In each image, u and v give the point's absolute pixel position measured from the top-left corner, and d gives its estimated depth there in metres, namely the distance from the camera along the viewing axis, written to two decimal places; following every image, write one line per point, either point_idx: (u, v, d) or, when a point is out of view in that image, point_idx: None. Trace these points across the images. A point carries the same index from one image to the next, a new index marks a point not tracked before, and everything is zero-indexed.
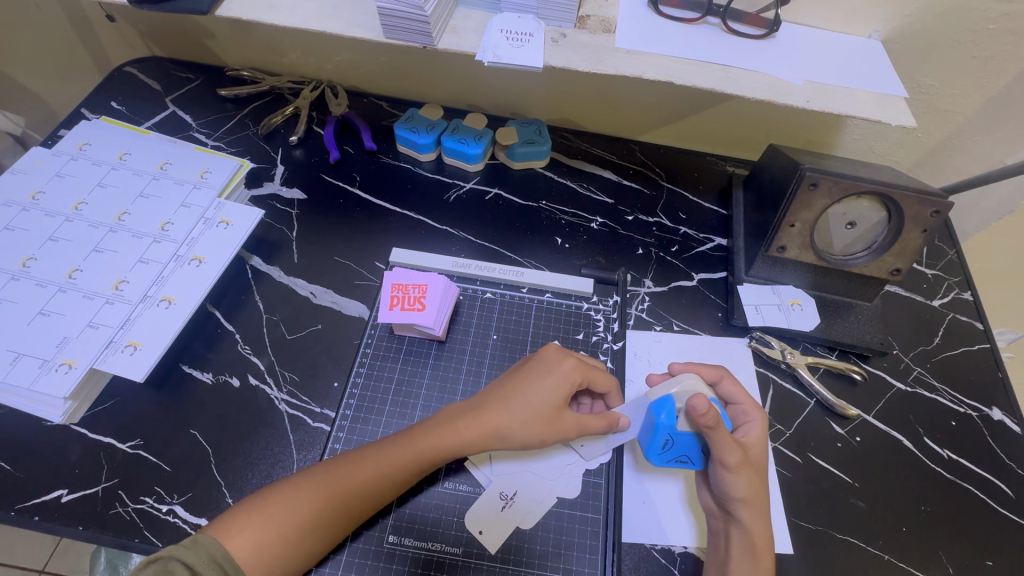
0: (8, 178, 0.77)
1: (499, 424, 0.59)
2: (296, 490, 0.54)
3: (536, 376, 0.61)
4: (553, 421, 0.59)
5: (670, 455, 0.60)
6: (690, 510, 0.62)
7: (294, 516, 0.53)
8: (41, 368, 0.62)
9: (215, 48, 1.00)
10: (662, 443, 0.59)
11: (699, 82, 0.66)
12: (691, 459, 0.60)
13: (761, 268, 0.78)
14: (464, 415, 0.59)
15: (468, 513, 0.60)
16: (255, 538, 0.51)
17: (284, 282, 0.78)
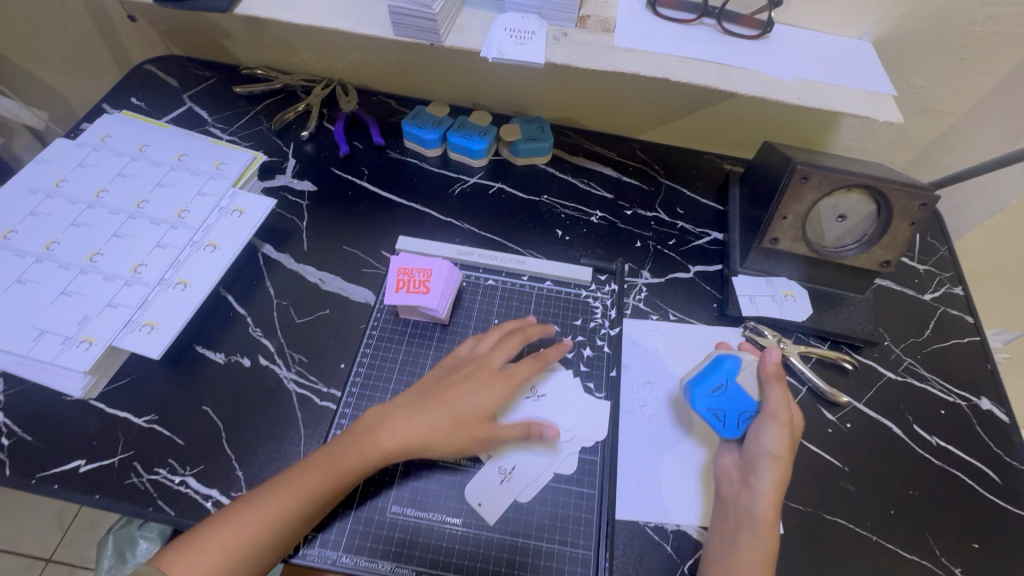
0: (33, 167, 0.80)
1: (427, 433, 0.59)
2: (253, 509, 0.55)
3: (461, 382, 0.62)
4: (475, 425, 0.60)
5: (714, 404, 0.64)
6: (702, 482, 0.65)
7: (235, 538, 0.53)
8: (63, 344, 0.65)
9: (231, 47, 1.04)
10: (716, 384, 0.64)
11: (694, 79, 0.69)
12: (727, 420, 0.63)
13: (756, 260, 0.81)
14: (393, 420, 0.60)
15: (466, 487, 0.62)
16: (211, 557, 0.52)
17: (294, 269, 0.80)
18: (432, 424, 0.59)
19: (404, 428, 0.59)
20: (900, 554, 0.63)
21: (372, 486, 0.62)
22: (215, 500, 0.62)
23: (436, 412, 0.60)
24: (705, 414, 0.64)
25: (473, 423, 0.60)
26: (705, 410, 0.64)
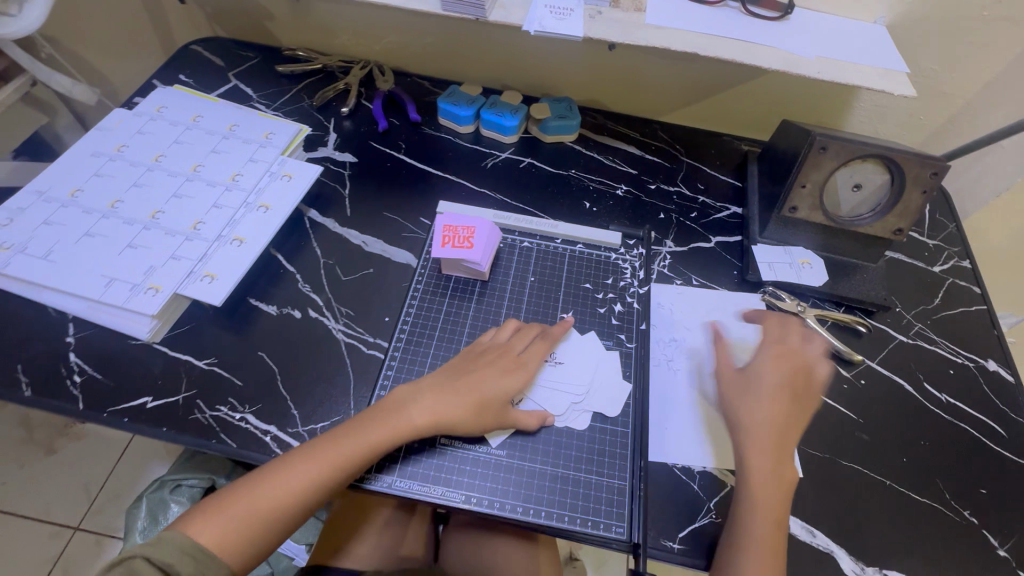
0: (96, 133, 0.86)
1: (443, 414, 0.62)
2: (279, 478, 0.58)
3: (482, 372, 0.66)
4: (491, 411, 0.64)
5: None
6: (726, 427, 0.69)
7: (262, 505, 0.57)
8: (132, 290, 0.70)
9: (274, 30, 1.09)
10: (742, 370, 0.71)
11: (722, 54, 0.73)
12: None
13: (774, 229, 0.85)
14: (405, 406, 0.63)
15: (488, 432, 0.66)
16: (225, 525, 0.55)
17: (338, 231, 0.85)
18: (452, 409, 0.63)
19: (423, 410, 0.63)
20: (912, 497, 0.67)
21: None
22: (272, 435, 0.66)
23: (456, 395, 0.64)
24: None
25: (495, 410, 0.64)
26: None
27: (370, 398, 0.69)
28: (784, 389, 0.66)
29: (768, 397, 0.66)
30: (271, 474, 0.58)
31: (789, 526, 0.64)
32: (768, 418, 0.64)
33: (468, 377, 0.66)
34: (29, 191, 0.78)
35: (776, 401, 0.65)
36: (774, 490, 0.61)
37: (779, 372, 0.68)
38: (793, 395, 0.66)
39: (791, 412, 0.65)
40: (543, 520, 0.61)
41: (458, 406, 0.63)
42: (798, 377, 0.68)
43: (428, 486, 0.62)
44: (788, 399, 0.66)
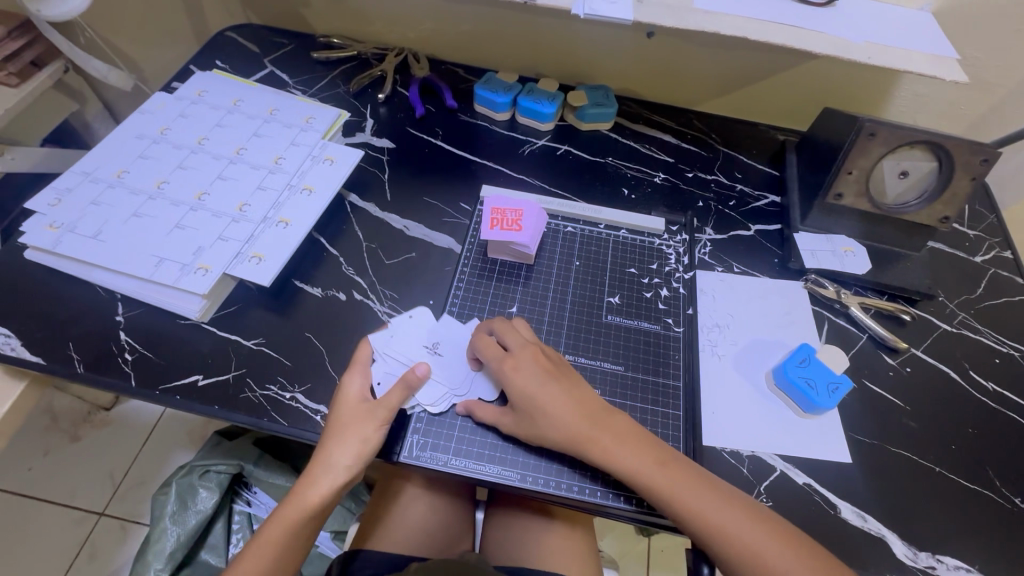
0: (139, 116, 0.86)
1: (333, 456, 0.60)
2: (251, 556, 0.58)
3: (328, 417, 0.62)
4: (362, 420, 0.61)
5: (804, 374, 0.69)
6: (772, 411, 0.70)
7: None
8: (182, 270, 0.71)
9: (308, 17, 1.09)
10: (799, 358, 0.70)
11: (773, 38, 0.73)
12: (817, 390, 0.68)
13: (816, 217, 0.85)
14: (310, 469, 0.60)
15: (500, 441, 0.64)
16: None
17: (379, 215, 0.85)
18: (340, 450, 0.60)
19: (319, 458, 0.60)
20: (963, 483, 0.67)
21: (472, 400, 0.67)
22: (323, 414, 0.67)
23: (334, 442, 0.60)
24: (794, 381, 0.69)
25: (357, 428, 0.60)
26: (796, 380, 0.69)
27: None
28: (519, 370, 0.63)
29: (523, 374, 0.63)
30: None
31: (840, 510, 0.64)
32: (547, 405, 0.61)
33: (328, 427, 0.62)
34: (76, 172, 0.78)
35: (523, 377, 0.63)
36: (641, 460, 0.59)
37: (500, 356, 0.65)
38: (524, 373, 0.63)
39: (548, 384, 0.62)
40: (597, 499, 0.61)
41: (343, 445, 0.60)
42: (515, 351, 0.65)
43: (483, 464, 0.63)
44: (530, 372, 0.63)
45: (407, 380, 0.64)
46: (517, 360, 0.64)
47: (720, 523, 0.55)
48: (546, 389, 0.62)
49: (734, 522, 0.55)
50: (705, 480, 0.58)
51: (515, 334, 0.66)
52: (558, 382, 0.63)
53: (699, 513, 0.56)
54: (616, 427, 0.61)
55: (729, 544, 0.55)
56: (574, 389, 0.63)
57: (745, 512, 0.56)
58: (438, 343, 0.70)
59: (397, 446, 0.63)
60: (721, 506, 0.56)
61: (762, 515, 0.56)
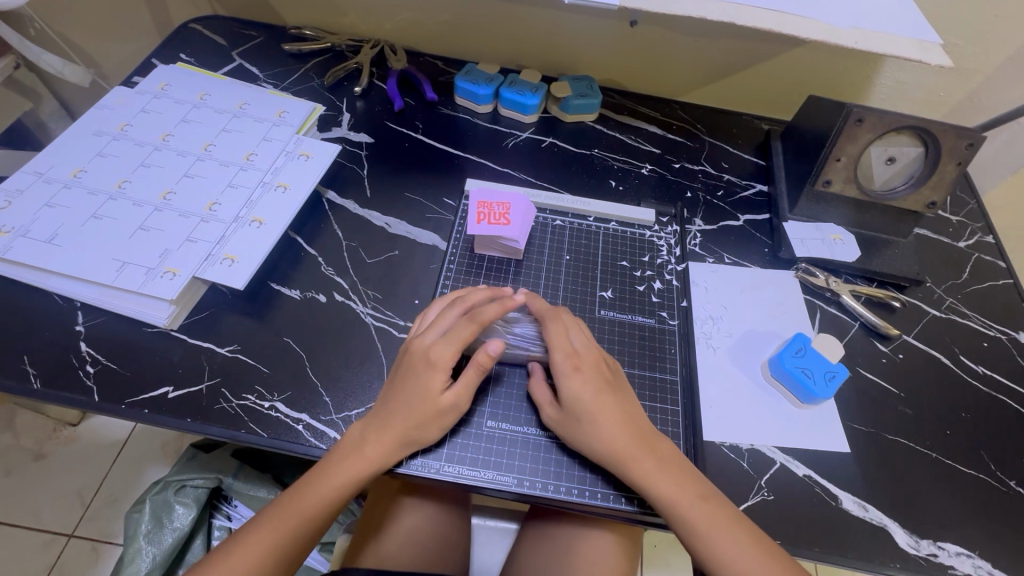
0: (96, 111, 0.81)
1: (383, 422, 0.58)
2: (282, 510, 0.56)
3: (409, 380, 0.59)
4: (431, 405, 0.58)
5: (802, 363, 0.68)
6: (769, 402, 0.69)
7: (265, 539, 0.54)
8: (148, 274, 0.66)
9: (278, 7, 1.04)
10: (796, 348, 0.69)
11: (761, 23, 0.71)
12: (816, 379, 0.67)
13: (805, 206, 0.84)
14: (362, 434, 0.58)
15: (500, 448, 0.61)
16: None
17: (359, 213, 0.82)
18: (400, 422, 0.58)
19: (379, 426, 0.58)
20: (960, 469, 0.67)
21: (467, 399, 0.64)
22: (305, 423, 0.63)
23: (401, 407, 0.58)
24: (794, 371, 0.68)
25: (428, 413, 0.58)
26: (794, 370, 0.68)
27: None
28: (578, 371, 0.60)
29: (584, 381, 0.59)
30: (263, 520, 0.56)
31: (841, 501, 0.63)
32: (597, 414, 0.58)
33: (398, 388, 0.59)
34: (27, 172, 0.73)
35: (581, 383, 0.59)
36: (681, 490, 0.56)
37: (562, 352, 0.61)
38: (583, 376, 0.60)
39: (605, 393, 0.59)
40: (601, 502, 0.59)
41: (408, 424, 0.58)
42: (579, 354, 0.61)
43: (480, 470, 0.60)
44: (590, 381, 0.59)
45: (479, 363, 0.60)
46: (573, 363, 0.60)
47: (732, 558, 0.53)
48: (601, 398, 0.59)
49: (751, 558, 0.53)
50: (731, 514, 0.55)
51: (578, 334, 0.62)
52: (610, 394, 0.60)
53: (713, 546, 0.54)
54: (660, 452, 0.58)
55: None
56: (627, 405, 0.60)
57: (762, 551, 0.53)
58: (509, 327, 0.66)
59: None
60: (741, 540, 0.54)
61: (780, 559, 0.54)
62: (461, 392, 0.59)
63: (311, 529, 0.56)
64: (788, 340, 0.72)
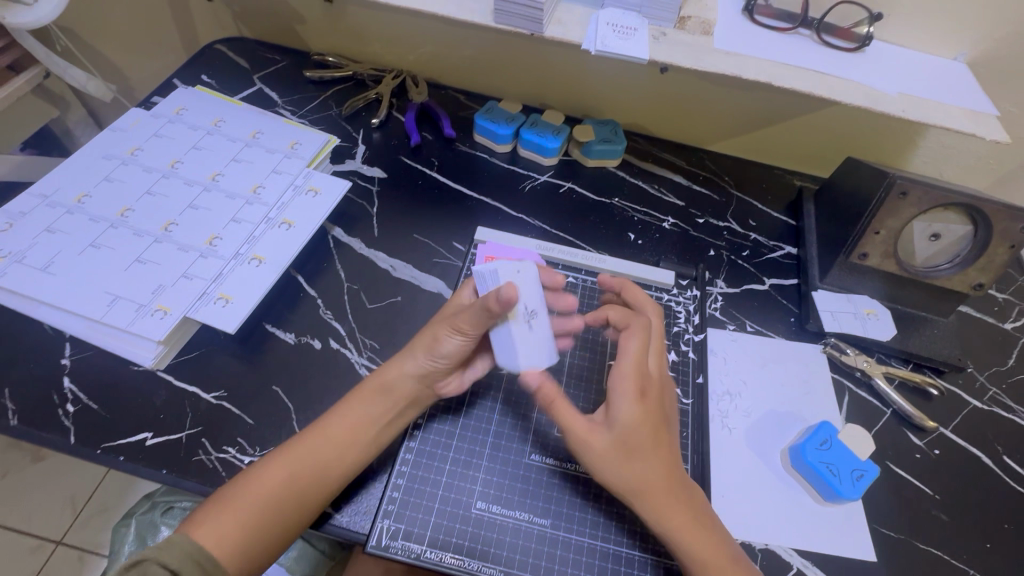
0: (109, 133, 0.79)
1: (395, 386, 0.59)
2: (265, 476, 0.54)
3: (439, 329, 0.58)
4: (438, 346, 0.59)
5: (828, 459, 0.62)
6: (787, 496, 0.63)
7: (246, 509, 0.52)
8: (138, 311, 0.64)
9: (302, 33, 1.03)
10: (822, 440, 0.63)
11: (800, 86, 0.67)
12: (842, 476, 0.61)
13: (837, 276, 0.78)
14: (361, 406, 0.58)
15: (490, 535, 0.56)
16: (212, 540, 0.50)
17: (364, 253, 0.79)
18: (418, 365, 0.59)
19: (390, 383, 0.59)
20: None
21: (456, 470, 0.60)
22: None
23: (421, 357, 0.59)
24: (820, 466, 0.62)
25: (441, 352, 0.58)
26: (819, 466, 0.62)
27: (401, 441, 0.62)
28: None
29: None
30: (252, 479, 0.53)
31: None
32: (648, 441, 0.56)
33: (428, 335, 0.59)
34: (32, 194, 0.71)
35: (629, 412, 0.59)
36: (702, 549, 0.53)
37: None
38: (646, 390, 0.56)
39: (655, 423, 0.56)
40: None
41: (413, 380, 0.59)
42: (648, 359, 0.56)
43: (463, 558, 0.55)
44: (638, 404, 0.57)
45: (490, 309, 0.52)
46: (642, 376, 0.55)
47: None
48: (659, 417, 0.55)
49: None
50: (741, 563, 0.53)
51: None
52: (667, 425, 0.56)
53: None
54: None
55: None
56: None
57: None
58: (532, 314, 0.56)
59: (355, 514, 0.58)
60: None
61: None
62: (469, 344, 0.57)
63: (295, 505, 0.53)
64: (812, 426, 0.66)
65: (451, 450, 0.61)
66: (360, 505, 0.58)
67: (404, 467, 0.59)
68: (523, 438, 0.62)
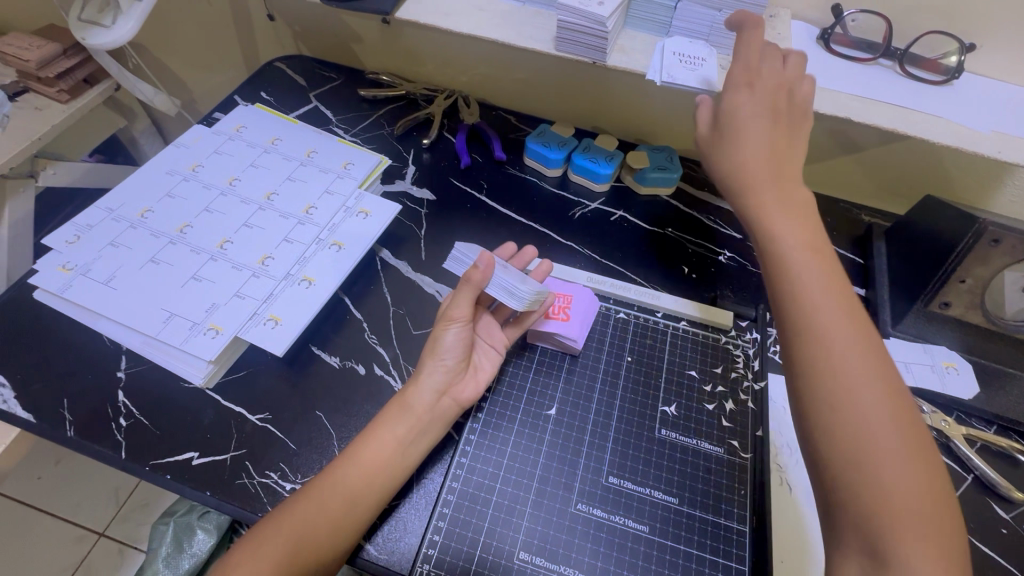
0: (173, 149, 0.82)
1: (412, 403, 0.59)
2: (303, 505, 0.53)
3: (435, 330, 0.62)
4: (439, 352, 0.61)
5: None
6: None
7: (283, 537, 0.51)
8: (191, 329, 0.64)
9: (358, 52, 1.04)
10: None
11: (881, 122, 0.62)
12: None
13: (912, 323, 0.73)
14: (397, 436, 0.57)
15: None
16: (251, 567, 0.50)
17: (410, 277, 0.78)
18: (432, 376, 0.60)
19: (407, 400, 0.59)
20: None
21: (499, 516, 0.57)
22: None
23: (431, 363, 0.61)
24: None
25: (453, 364, 0.61)
26: None
27: (443, 479, 0.59)
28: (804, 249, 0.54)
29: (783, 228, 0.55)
30: (290, 509, 0.53)
31: None
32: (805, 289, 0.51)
33: (429, 342, 0.63)
34: (100, 207, 0.74)
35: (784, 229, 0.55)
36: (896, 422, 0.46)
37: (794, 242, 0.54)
38: (761, 150, 0.58)
39: (768, 120, 0.58)
40: None
41: (431, 392, 0.60)
42: (787, 158, 0.58)
43: None
44: (761, 98, 0.59)
45: (470, 281, 0.60)
46: (777, 163, 0.58)
47: (874, 433, 0.45)
48: (796, 224, 0.55)
49: (903, 476, 0.44)
50: (921, 427, 0.46)
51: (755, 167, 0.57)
52: (784, 113, 0.59)
53: (851, 382, 0.47)
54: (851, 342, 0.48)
55: (852, 466, 0.45)
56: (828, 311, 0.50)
57: (929, 480, 0.44)
58: (504, 264, 0.66)
59: (391, 554, 0.55)
60: (896, 426, 0.45)
61: (956, 551, 0.43)
62: (460, 330, 0.61)
63: (334, 530, 0.52)
64: None
65: (494, 494, 0.59)
66: (397, 546, 0.56)
67: (446, 509, 0.57)
68: (568, 488, 0.59)
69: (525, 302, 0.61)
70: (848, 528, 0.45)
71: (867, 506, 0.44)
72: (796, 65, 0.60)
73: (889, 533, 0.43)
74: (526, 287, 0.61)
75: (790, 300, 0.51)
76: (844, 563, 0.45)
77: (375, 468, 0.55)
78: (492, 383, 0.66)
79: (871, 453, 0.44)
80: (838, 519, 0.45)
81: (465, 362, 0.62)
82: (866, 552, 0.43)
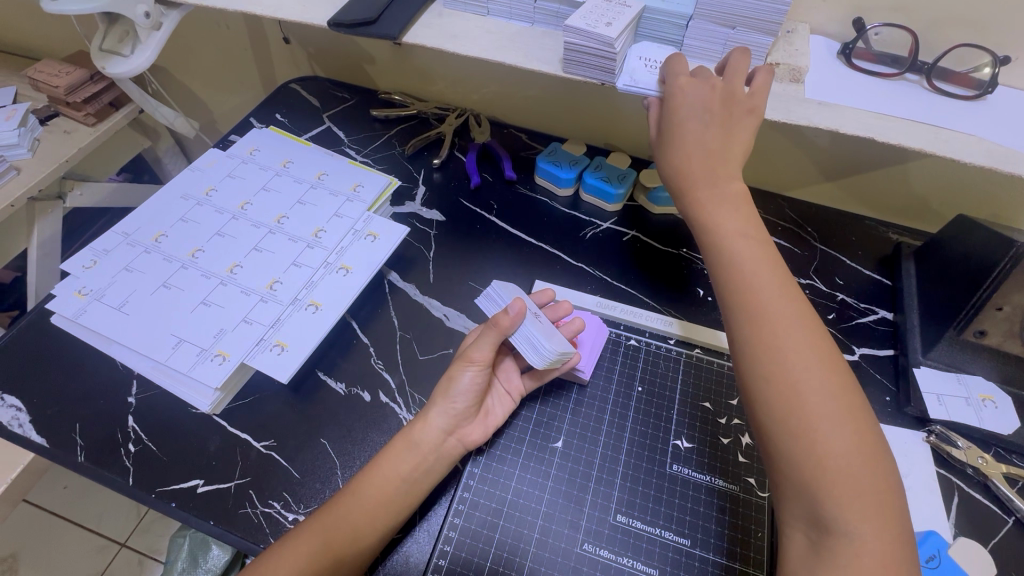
0: (188, 173, 0.83)
1: (420, 440, 0.58)
2: (303, 539, 0.52)
3: (452, 370, 0.61)
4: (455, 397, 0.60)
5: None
6: None
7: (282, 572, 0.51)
8: (199, 356, 0.65)
9: (372, 72, 1.05)
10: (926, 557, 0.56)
11: (907, 141, 0.58)
12: None
13: (944, 351, 0.68)
14: (400, 470, 0.56)
15: None
16: None
17: (418, 300, 0.77)
18: (440, 416, 0.59)
19: (415, 437, 0.58)
20: None
21: (502, 554, 0.55)
22: None
23: (441, 405, 0.60)
24: None
25: (463, 408, 0.60)
26: None
27: (446, 514, 0.58)
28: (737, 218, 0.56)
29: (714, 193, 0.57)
30: (291, 544, 0.52)
31: None
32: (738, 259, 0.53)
33: (443, 380, 0.62)
34: (116, 233, 0.75)
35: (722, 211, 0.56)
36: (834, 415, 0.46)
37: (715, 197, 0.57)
38: (696, 149, 0.58)
39: (705, 115, 0.58)
40: None
41: (438, 430, 0.59)
42: (725, 152, 0.58)
43: None
44: (698, 94, 0.58)
45: (498, 324, 0.59)
46: (715, 156, 0.58)
47: (812, 406, 0.46)
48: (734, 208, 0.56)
49: (839, 440, 0.45)
50: (861, 422, 0.46)
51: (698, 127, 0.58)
52: (721, 109, 0.57)
53: (787, 361, 0.47)
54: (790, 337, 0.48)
55: (790, 440, 0.46)
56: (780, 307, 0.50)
57: (860, 439, 0.45)
58: (538, 313, 0.64)
59: None
60: (832, 395, 0.46)
61: (894, 506, 0.44)
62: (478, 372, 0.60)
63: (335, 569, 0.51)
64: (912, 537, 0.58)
65: (497, 531, 0.57)
66: None
67: (448, 546, 0.56)
68: (574, 525, 0.57)
69: (545, 359, 0.59)
70: (792, 503, 0.46)
71: (804, 476, 0.45)
72: (740, 60, 0.58)
73: (827, 502, 0.43)
74: (550, 344, 0.59)
75: (740, 295, 0.51)
76: (793, 537, 0.46)
77: (377, 502, 0.54)
78: (504, 425, 0.64)
79: (805, 426, 0.45)
80: (782, 494, 0.47)
81: (475, 405, 0.61)
82: (810, 520, 0.44)
